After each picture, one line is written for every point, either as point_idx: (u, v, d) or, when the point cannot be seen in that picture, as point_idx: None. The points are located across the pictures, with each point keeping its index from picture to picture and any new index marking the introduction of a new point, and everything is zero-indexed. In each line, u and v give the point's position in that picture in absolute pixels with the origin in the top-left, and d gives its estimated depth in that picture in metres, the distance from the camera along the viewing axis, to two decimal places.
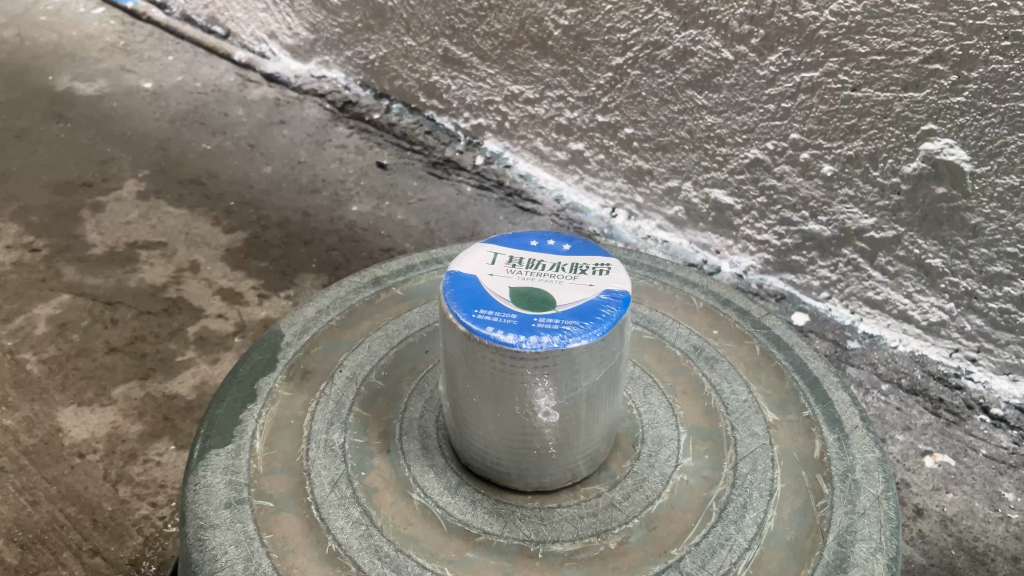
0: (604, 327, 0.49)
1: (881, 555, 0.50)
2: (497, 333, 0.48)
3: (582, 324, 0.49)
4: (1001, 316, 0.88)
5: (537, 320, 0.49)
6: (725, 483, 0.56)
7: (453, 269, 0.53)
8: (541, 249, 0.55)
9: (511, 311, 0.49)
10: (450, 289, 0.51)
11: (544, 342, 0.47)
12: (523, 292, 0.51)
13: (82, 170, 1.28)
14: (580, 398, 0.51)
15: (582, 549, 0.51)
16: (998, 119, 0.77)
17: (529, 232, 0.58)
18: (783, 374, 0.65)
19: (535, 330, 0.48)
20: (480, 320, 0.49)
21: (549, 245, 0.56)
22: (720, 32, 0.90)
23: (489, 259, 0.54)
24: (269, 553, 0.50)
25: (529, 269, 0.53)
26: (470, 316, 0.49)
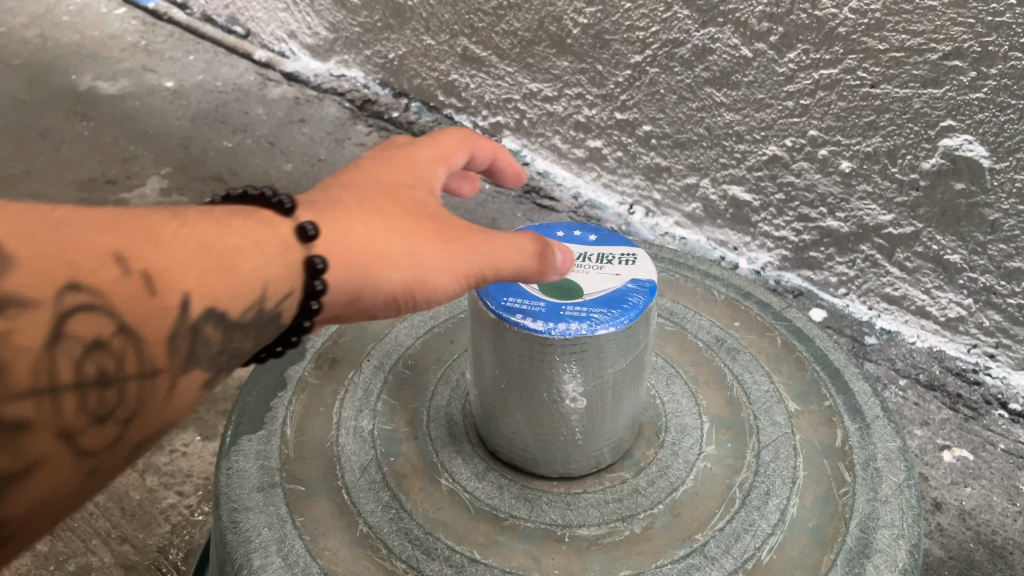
0: (632, 315, 0.50)
1: (903, 542, 0.51)
2: (526, 321, 0.49)
3: (610, 311, 0.50)
4: (1019, 312, 0.88)
5: (566, 308, 0.50)
6: (749, 470, 0.56)
7: None
8: (567, 241, 0.57)
9: (540, 300, 0.51)
10: None
11: (573, 329, 0.49)
12: (550, 281, 0.52)
13: (106, 168, 1.30)
14: (606, 383, 0.52)
15: (607, 534, 0.52)
16: (1017, 115, 0.78)
17: (555, 223, 0.59)
18: (804, 365, 0.66)
19: (563, 317, 0.49)
20: (508, 308, 0.50)
21: (575, 236, 0.57)
22: (740, 30, 0.91)
23: None
24: (302, 535, 0.52)
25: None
26: (499, 304, 0.50)
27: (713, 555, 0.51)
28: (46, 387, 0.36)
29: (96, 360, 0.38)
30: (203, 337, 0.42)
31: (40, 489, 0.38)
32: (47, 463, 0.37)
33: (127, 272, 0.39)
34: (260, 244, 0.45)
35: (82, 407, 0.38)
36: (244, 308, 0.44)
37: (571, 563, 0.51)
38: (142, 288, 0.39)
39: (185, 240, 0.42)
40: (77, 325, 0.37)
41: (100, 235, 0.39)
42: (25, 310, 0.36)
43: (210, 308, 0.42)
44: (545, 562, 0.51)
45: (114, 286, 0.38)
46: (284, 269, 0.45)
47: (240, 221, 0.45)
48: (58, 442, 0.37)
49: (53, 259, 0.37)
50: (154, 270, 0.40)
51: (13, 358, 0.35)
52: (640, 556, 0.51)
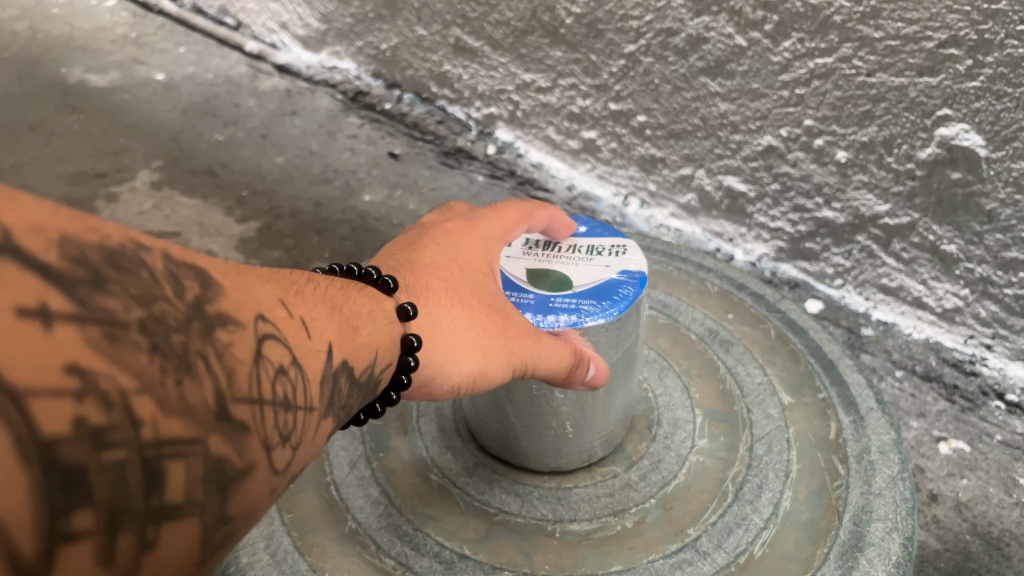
0: (621, 306, 0.51)
1: (896, 535, 0.51)
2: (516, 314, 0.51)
3: (599, 303, 0.51)
4: (1016, 302, 0.87)
5: (554, 300, 0.52)
6: (742, 464, 0.56)
7: None
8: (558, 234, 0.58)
9: (529, 293, 0.52)
10: None
11: (561, 321, 0.50)
12: (540, 274, 0.54)
13: (96, 161, 1.29)
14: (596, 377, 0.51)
15: (598, 529, 0.52)
16: (1014, 103, 0.77)
17: None
18: (798, 357, 0.65)
19: (552, 310, 0.51)
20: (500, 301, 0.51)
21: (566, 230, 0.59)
22: (734, 18, 0.90)
23: (507, 244, 0.57)
24: (290, 532, 0.51)
25: (544, 255, 0.55)
26: None
27: (705, 549, 0.50)
28: (258, 396, 0.32)
29: (283, 384, 0.34)
30: (341, 389, 0.40)
31: (255, 503, 0.31)
32: (259, 474, 0.32)
33: (291, 313, 0.37)
34: (372, 308, 0.45)
35: (279, 426, 0.33)
36: (369, 364, 0.43)
37: (562, 559, 0.50)
38: (303, 328, 0.38)
39: (322, 298, 0.42)
40: (271, 345, 0.34)
41: (263, 280, 0.38)
42: (239, 326, 0.32)
43: (346, 361, 0.40)
44: (535, 558, 0.50)
45: (285, 322, 0.37)
46: (387, 336, 0.45)
47: (356, 292, 0.45)
48: (264, 455, 0.32)
49: (248, 294, 0.35)
50: (307, 318, 0.39)
51: (238, 365, 0.31)
52: (633, 551, 0.50)
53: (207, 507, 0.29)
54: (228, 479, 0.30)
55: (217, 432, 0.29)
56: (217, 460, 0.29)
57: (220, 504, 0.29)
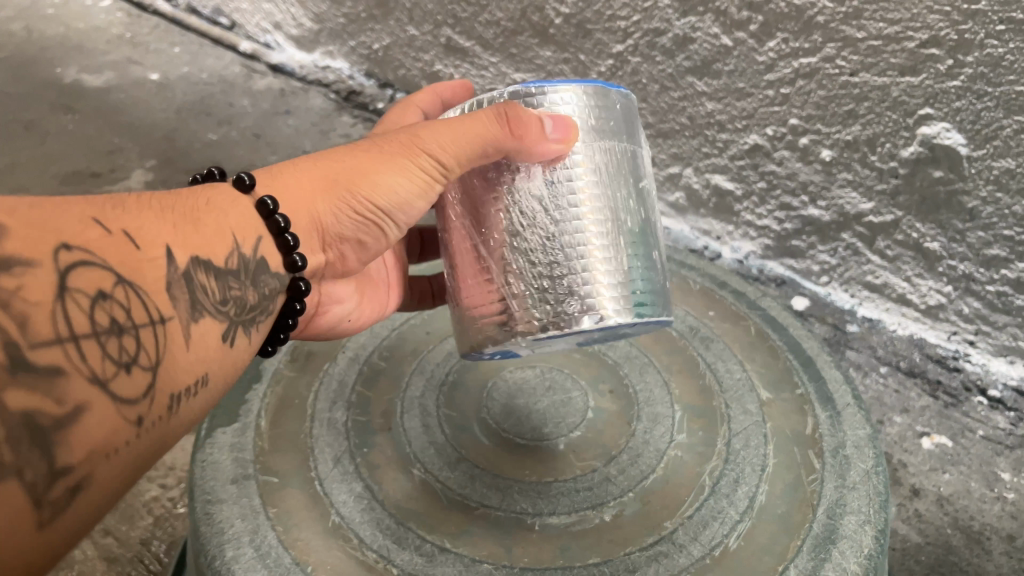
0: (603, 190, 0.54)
1: (869, 527, 0.52)
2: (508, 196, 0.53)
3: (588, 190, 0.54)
4: (998, 299, 0.89)
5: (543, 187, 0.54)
6: (719, 458, 0.58)
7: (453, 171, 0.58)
8: None
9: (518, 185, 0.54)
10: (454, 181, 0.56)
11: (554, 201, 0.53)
12: None
13: (91, 161, 1.30)
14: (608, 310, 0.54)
15: (577, 522, 0.53)
16: (993, 102, 0.78)
17: None
18: (777, 354, 0.68)
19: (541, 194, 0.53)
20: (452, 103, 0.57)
21: None
22: (719, 19, 0.90)
23: None
24: (274, 526, 0.52)
25: None
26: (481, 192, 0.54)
27: (682, 542, 0.52)
28: (67, 334, 0.37)
29: (106, 308, 0.40)
30: (197, 287, 0.47)
31: (98, 435, 0.38)
32: (90, 410, 0.37)
33: (109, 233, 0.43)
34: (220, 207, 0.53)
35: (106, 354, 0.39)
36: (220, 259, 0.51)
37: (541, 551, 0.51)
38: (127, 242, 0.44)
39: (151, 210, 0.48)
40: (84, 277, 0.40)
41: (72, 207, 0.42)
42: (30, 267, 0.37)
43: (192, 258, 0.48)
44: (515, 551, 0.51)
45: (99, 245, 0.42)
46: (250, 220, 0.55)
47: (199, 196, 0.53)
48: (94, 385, 0.38)
49: (40, 231, 0.39)
50: (130, 231, 0.44)
51: (33, 310, 0.36)
52: (611, 543, 0.52)
53: (26, 469, 0.34)
54: (44, 429, 0.35)
55: (16, 387, 0.34)
56: (25, 412, 0.34)
57: (48, 457, 0.35)
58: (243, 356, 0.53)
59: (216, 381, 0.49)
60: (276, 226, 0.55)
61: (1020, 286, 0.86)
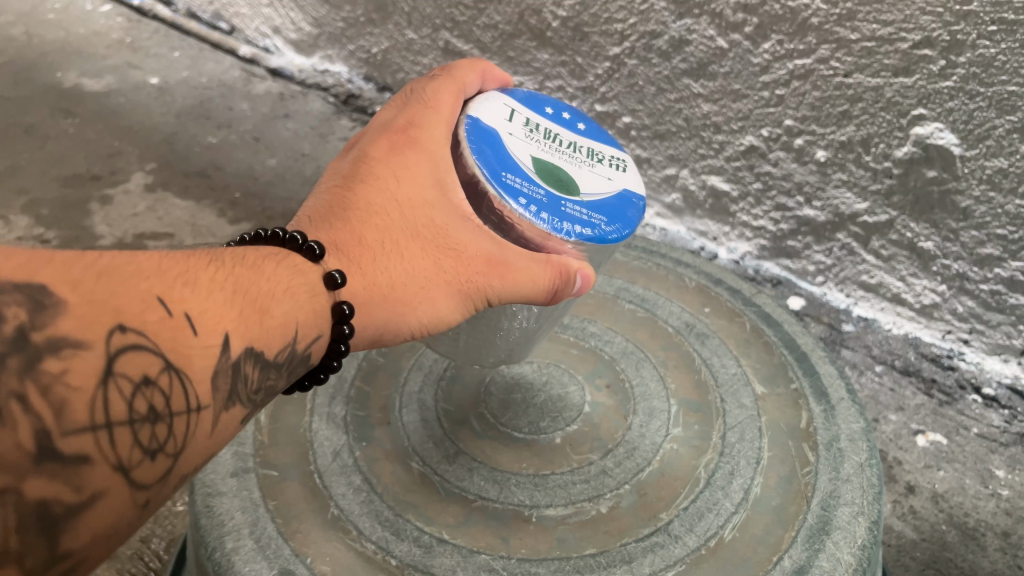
0: (628, 228, 0.55)
1: (862, 519, 0.55)
2: (529, 207, 0.51)
3: (610, 223, 0.54)
4: (992, 298, 0.90)
5: (565, 204, 0.53)
6: (714, 451, 0.61)
7: (473, 114, 0.56)
8: (554, 121, 0.60)
9: (540, 187, 0.53)
10: (472, 136, 0.54)
11: (578, 232, 0.52)
12: (546, 167, 0.55)
13: (91, 164, 1.31)
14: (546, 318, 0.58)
15: (574, 513, 0.56)
16: (986, 102, 0.78)
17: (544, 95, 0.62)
18: (772, 350, 0.70)
19: (562, 215, 0.52)
20: (510, 188, 0.51)
21: (562, 119, 0.60)
22: (715, 21, 0.90)
23: (507, 116, 0.57)
24: (274, 518, 0.54)
25: (549, 145, 0.57)
26: (500, 180, 0.52)
27: (677, 532, 0.55)
28: (102, 422, 0.36)
29: (146, 396, 0.38)
30: (238, 378, 0.43)
31: (105, 521, 0.36)
32: (106, 496, 0.36)
33: (169, 313, 0.40)
34: (289, 283, 0.48)
35: (137, 441, 0.37)
36: (272, 351, 0.46)
37: (538, 542, 0.54)
38: (185, 328, 0.40)
39: (220, 286, 0.44)
40: (133, 361, 0.37)
41: (138, 278, 0.40)
42: (79, 348, 0.35)
43: (245, 347, 0.44)
44: (512, 542, 0.54)
45: (157, 327, 0.39)
46: (310, 302, 0.49)
47: (274, 267, 0.48)
48: (116, 474, 0.36)
49: (103, 302, 0.37)
50: (193, 314, 0.41)
51: (72, 395, 0.35)
52: (607, 534, 0.55)
53: (27, 553, 0.33)
54: (56, 516, 0.34)
55: (38, 475, 0.33)
56: (40, 500, 0.33)
57: (51, 543, 0.33)
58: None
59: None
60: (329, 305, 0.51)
61: (1014, 285, 0.87)
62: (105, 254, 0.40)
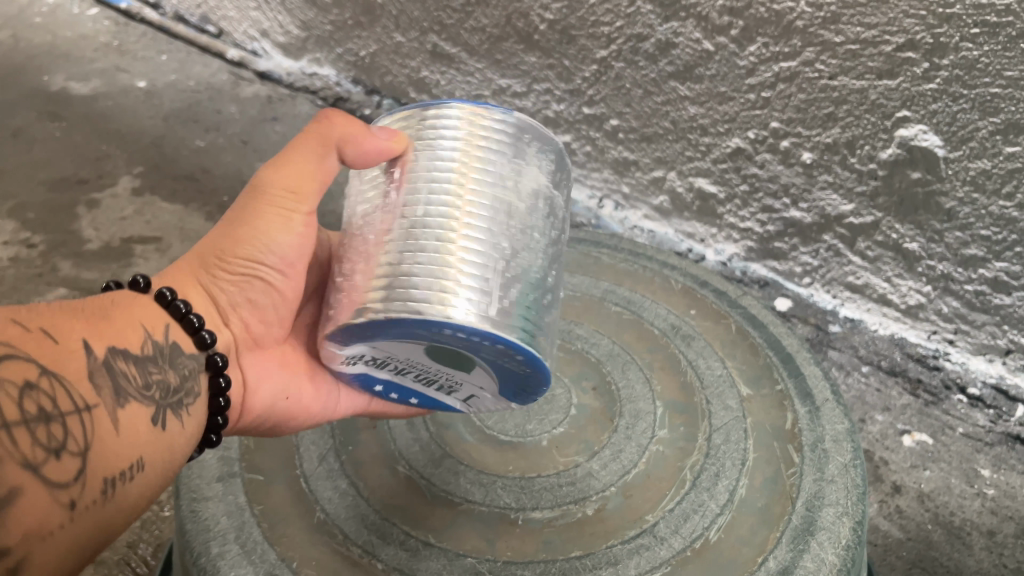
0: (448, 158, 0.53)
1: (846, 519, 0.56)
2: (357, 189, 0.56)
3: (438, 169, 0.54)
4: (977, 298, 0.90)
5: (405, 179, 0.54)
6: (700, 453, 0.61)
7: None
8: None
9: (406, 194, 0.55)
10: None
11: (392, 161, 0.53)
12: None
13: (77, 168, 1.30)
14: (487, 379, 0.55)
15: (560, 516, 0.57)
16: (969, 104, 0.79)
17: None
18: (757, 351, 0.71)
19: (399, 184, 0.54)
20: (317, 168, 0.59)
21: None
22: (701, 24, 0.90)
23: None
24: (260, 523, 0.55)
25: None
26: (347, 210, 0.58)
27: (663, 534, 0.55)
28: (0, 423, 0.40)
29: (33, 398, 0.42)
30: (118, 375, 0.48)
31: (31, 520, 0.40)
32: (25, 490, 0.40)
33: (26, 329, 0.45)
34: (127, 300, 0.53)
35: (37, 439, 0.41)
36: (136, 346, 0.51)
37: (524, 545, 0.55)
38: (46, 338, 0.45)
39: (70, 310, 0.49)
40: (9, 368, 0.42)
41: None
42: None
43: (109, 348, 0.49)
44: (497, 545, 0.55)
45: (21, 340, 0.44)
46: (157, 310, 0.54)
47: (123, 294, 0.54)
48: (27, 471, 0.40)
49: None
50: (48, 327, 0.46)
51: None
52: (593, 536, 0.55)
53: None
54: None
55: None
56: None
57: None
58: (179, 439, 0.52)
59: (155, 468, 0.50)
60: (180, 310, 0.54)
61: (998, 286, 0.88)
62: None
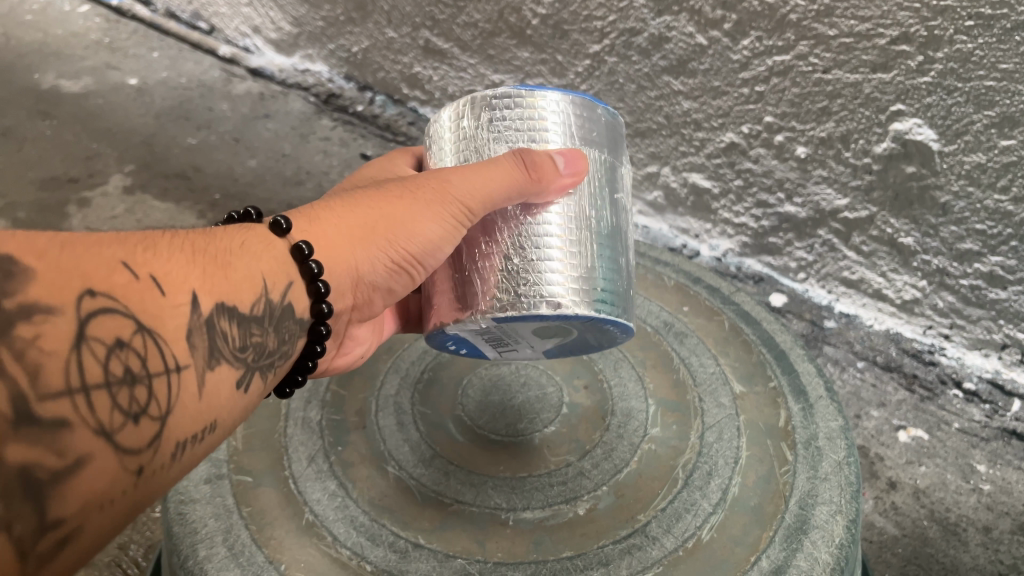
0: None
1: (840, 517, 0.55)
2: None
3: None
4: (972, 293, 0.90)
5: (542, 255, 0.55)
6: (692, 451, 0.61)
7: None
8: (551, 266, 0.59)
9: None
10: None
11: None
12: None
13: (68, 166, 1.29)
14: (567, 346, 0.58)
15: (551, 516, 0.57)
16: (964, 98, 0.78)
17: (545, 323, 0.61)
18: (750, 348, 0.71)
19: None
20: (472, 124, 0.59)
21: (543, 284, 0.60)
22: (694, 18, 0.89)
23: None
24: (248, 525, 0.55)
25: None
26: None
27: (655, 534, 0.55)
28: (77, 386, 0.35)
29: (121, 358, 0.37)
30: (219, 335, 0.44)
31: (94, 488, 0.35)
32: (93, 462, 0.35)
33: (135, 276, 0.40)
34: (253, 249, 0.50)
35: (116, 405, 0.37)
36: (245, 304, 0.47)
37: (514, 546, 0.54)
38: (153, 288, 0.41)
39: (181, 248, 0.45)
40: (103, 324, 0.37)
41: (103, 247, 0.40)
42: (49, 314, 0.35)
43: (217, 304, 0.44)
44: (488, 545, 0.54)
45: (124, 290, 0.39)
46: (281, 262, 0.51)
47: (234, 232, 0.50)
48: (99, 438, 0.36)
49: (67, 270, 0.37)
50: (158, 275, 0.41)
51: (45, 360, 0.34)
52: (583, 536, 0.55)
53: (14, 521, 0.32)
54: (39, 481, 0.33)
55: (16, 442, 0.33)
56: (18, 467, 0.32)
57: (37, 511, 0.33)
58: (258, 400, 0.49)
59: (230, 430, 0.46)
60: (309, 272, 0.52)
61: (993, 280, 0.87)
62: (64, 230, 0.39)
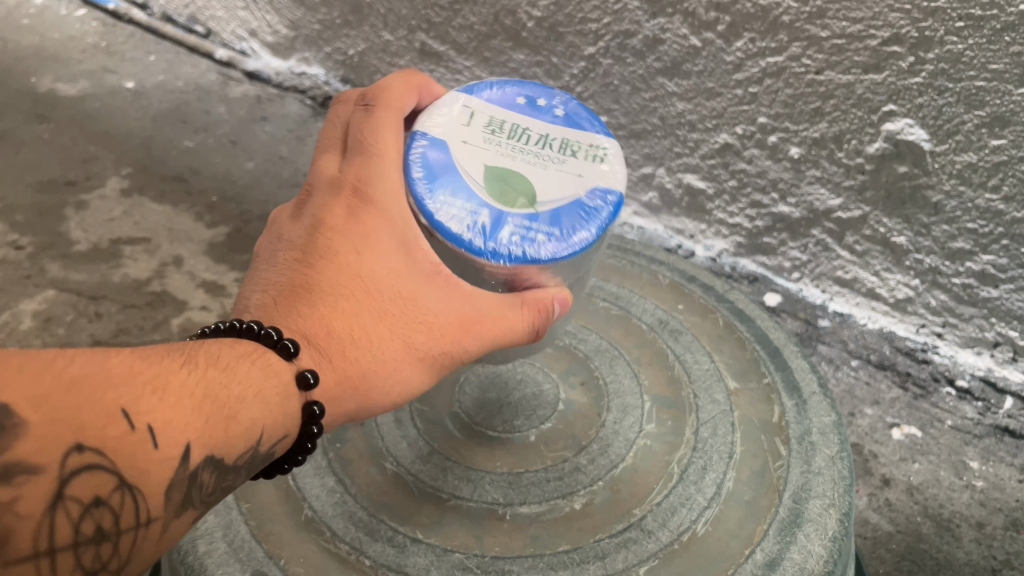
0: (581, 243, 0.55)
1: (833, 511, 0.56)
2: (462, 223, 0.54)
3: (558, 235, 0.55)
4: (964, 291, 0.90)
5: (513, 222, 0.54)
6: (688, 447, 0.62)
7: (430, 127, 0.58)
8: (531, 112, 0.61)
9: (483, 203, 0.55)
10: (424, 155, 0.57)
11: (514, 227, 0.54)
12: (498, 176, 0.56)
13: (65, 169, 1.30)
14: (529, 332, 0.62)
15: (547, 511, 0.57)
16: (954, 98, 0.78)
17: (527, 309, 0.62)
18: (745, 345, 0.72)
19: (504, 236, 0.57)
20: (445, 213, 0.54)
21: (539, 107, 0.62)
22: (688, 20, 0.89)
23: (467, 119, 0.60)
24: (248, 521, 0.55)
25: (505, 141, 0.59)
26: (438, 197, 0.55)
27: (651, 528, 0.56)
28: (44, 549, 0.37)
29: (96, 517, 0.38)
30: (203, 487, 0.43)
31: None
32: None
33: (134, 427, 0.40)
34: (268, 380, 0.49)
35: (78, 564, 0.38)
36: (241, 455, 0.46)
37: (512, 541, 0.55)
38: (150, 442, 0.41)
39: (196, 388, 0.44)
40: (86, 484, 0.38)
41: (111, 390, 0.40)
42: (33, 475, 0.37)
43: (212, 455, 0.44)
44: (486, 541, 0.55)
45: (117, 442, 0.40)
46: (286, 406, 0.49)
47: (255, 355, 0.49)
48: None
49: (66, 420, 0.38)
50: (162, 424, 0.41)
51: (17, 524, 0.36)
52: (579, 531, 0.56)
53: None
54: None
55: None
56: None
57: None
58: None
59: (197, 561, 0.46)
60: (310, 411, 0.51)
61: (985, 278, 0.88)
62: (86, 357, 0.41)
